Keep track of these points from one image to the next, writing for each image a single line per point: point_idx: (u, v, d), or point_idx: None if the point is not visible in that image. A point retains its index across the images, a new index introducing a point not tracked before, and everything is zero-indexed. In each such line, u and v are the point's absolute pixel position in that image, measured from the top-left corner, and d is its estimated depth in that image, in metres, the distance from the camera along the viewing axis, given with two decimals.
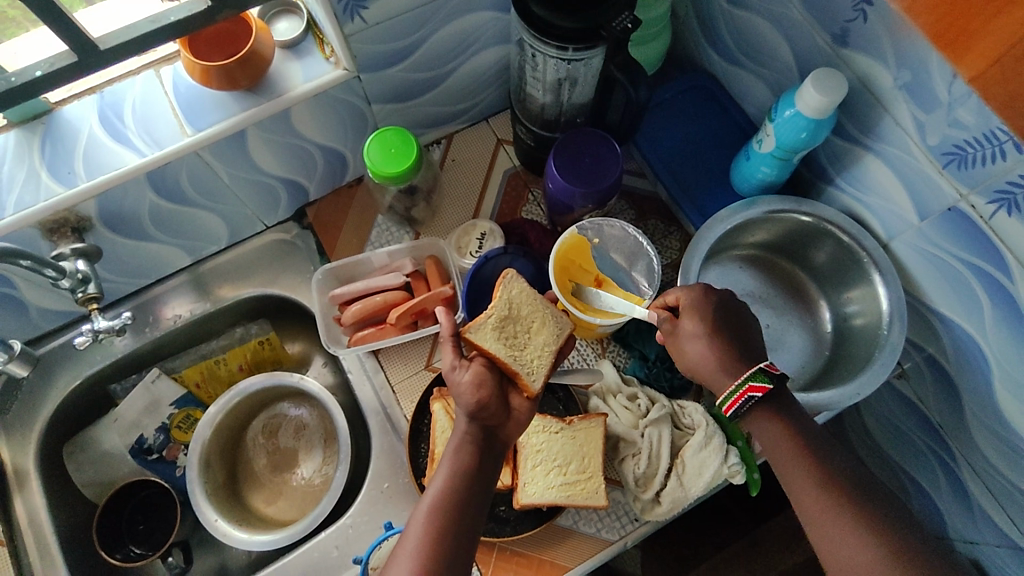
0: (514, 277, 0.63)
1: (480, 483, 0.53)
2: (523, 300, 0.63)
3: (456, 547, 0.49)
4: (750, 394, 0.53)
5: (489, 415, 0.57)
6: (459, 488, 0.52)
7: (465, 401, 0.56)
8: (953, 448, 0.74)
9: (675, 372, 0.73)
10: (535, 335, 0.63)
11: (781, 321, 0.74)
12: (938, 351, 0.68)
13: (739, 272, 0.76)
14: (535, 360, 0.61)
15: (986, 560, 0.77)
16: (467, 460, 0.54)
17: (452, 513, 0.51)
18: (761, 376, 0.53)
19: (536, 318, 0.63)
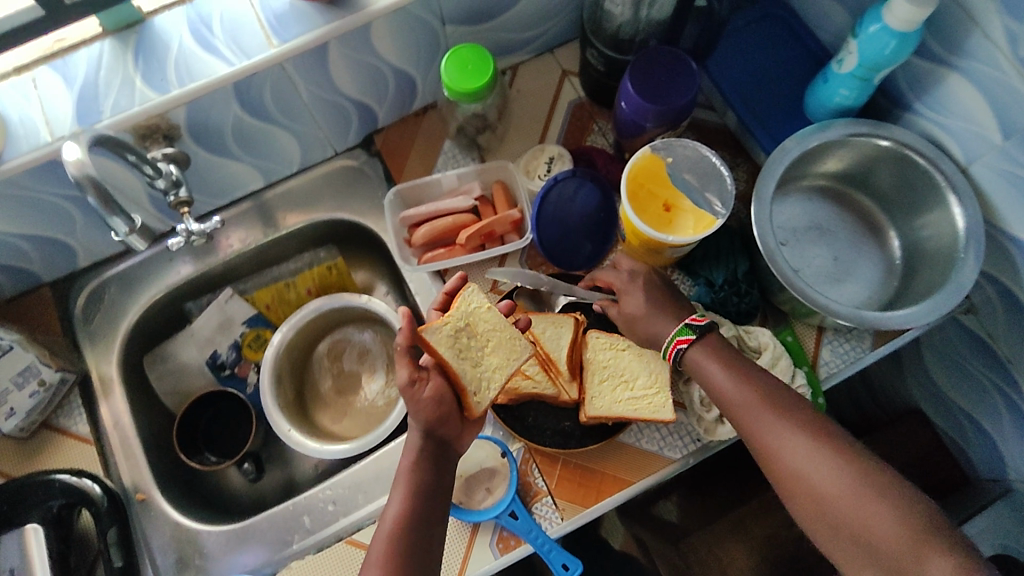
0: (474, 292, 0.62)
1: (438, 495, 0.58)
2: (483, 316, 0.62)
3: (423, 549, 0.55)
4: (678, 346, 0.62)
5: (445, 427, 0.60)
6: (416, 508, 0.56)
7: (426, 414, 0.59)
8: (1020, 381, 0.73)
9: (743, 298, 0.72)
10: (488, 354, 0.62)
11: (850, 251, 0.74)
12: (1013, 280, 0.68)
13: (808, 202, 0.76)
14: (480, 380, 0.61)
15: None
16: (427, 473, 0.58)
17: (411, 530, 0.55)
18: (682, 330, 0.62)
19: (493, 340, 0.62)
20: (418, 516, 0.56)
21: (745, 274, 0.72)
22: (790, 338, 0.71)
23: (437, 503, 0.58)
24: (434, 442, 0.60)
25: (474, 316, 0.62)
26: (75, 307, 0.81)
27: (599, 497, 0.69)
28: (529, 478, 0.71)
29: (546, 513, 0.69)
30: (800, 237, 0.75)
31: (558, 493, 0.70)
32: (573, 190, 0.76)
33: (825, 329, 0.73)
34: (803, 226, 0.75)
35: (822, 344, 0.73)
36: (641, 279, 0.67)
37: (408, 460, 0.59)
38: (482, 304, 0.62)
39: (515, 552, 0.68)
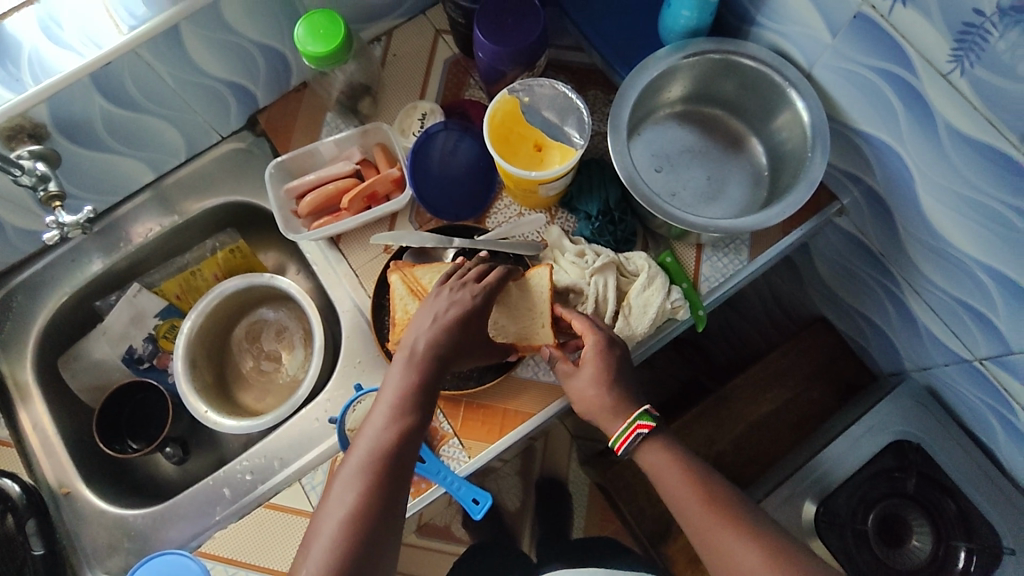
0: None
1: (428, 391, 0.61)
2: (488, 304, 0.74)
3: (407, 438, 0.58)
4: (638, 430, 0.62)
5: (451, 328, 0.63)
6: (410, 394, 0.60)
7: (438, 324, 0.63)
8: (896, 274, 0.76)
9: (618, 226, 0.75)
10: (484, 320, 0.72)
11: (721, 169, 0.77)
12: (870, 177, 0.71)
13: (676, 128, 0.78)
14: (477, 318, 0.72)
15: (939, 382, 0.81)
16: (423, 366, 0.61)
17: (402, 419, 0.59)
18: (645, 415, 0.62)
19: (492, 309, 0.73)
20: (403, 437, 0.58)
21: (617, 202, 0.75)
22: (669, 259, 0.74)
23: (427, 393, 0.61)
24: (433, 363, 0.62)
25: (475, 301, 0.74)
26: None
27: (503, 431, 0.73)
28: (434, 424, 0.73)
29: (453, 453, 0.72)
30: (673, 161, 0.77)
31: (463, 434, 0.73)
32: (454, 143, 0.79)
33: (704, 245, 0.76)
34: (675, 151, 0.77)
35: (702, 261, 0.76)
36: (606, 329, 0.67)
37: (405, 374, 0.61)
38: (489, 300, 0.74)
39: (427, 492, 0.72)
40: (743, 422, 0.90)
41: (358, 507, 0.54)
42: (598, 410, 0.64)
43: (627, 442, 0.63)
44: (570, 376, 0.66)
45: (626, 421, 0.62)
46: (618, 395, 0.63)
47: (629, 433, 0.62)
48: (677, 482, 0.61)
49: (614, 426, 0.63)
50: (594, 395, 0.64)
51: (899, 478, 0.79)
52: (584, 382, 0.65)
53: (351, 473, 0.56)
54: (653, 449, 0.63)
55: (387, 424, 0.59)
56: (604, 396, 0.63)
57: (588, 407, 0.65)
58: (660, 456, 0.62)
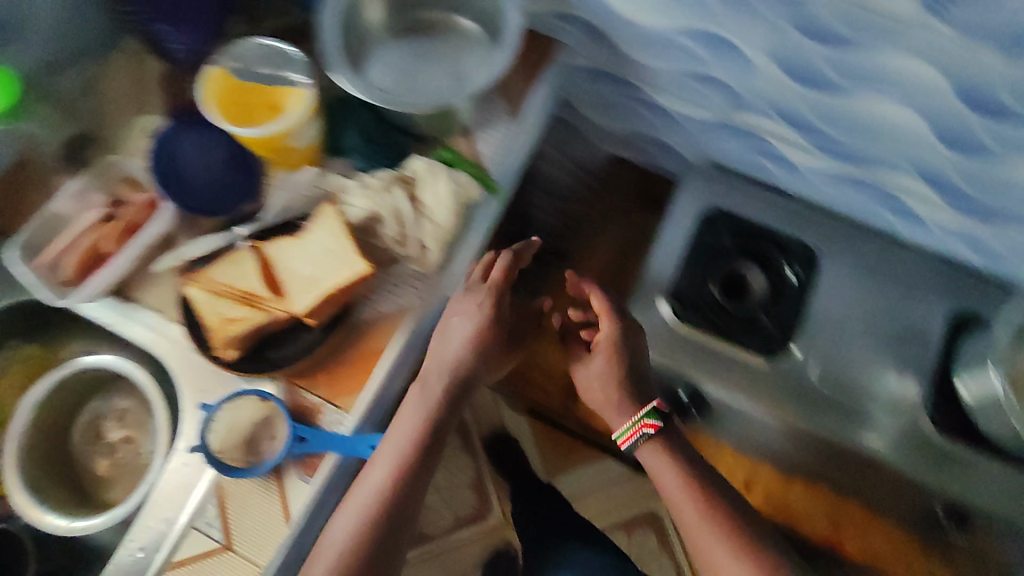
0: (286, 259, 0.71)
1: (433, 455, 0.75)
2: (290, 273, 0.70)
3: (410, 475, 0.72)
4: (643, 429, 0.76)
5: (459, 373, 0.76)
6: (411, 444, 0.73)
7: (458, 335, 0.75)
8: (636, 82, 0.85)
9: (384, 142, 0.78)
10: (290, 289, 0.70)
11: (455, 51, 0.78)
12: (568, 8, 0.77)
13: (396, 42, 0.79)
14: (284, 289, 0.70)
15: (715, 153, 0.93)
16: (433, 409, 0.75)
17: (405, 473, 0.72)
18: (653, 415, 0.76)
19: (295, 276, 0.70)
20: (403, 478, 0.72)
21: (374, 123, 0.78)
22: (446, 152, 0.77)
23: (426, 446, 0.74)
24: (450, 395, 0.76)
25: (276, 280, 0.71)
26: None
27: (369, 373, 0.72)
28: (304, 401, 0.71)
29: (333, 418, 0.71)
30: (411, 65, 0.78)
31: (335, 395, 0.72)
32: (197, 140, 0.77)
33: (472, 129, 0.80)
34: (406, 58, 0.78)
35: (476, 141, 0.80)
36: (628, 331, 0.79)
37: (425, 404, 0.76)
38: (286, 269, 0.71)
39: (325, 465, 0.69)
40: None
41: (362, 530, 0.69)
42: (600, 398, 0.79)
43: (631, 437, 0.77)
44: (586, 365, 0.80)
45: (633, 418, 0.76)
46: (634, 399, 0.77)
47: (635, 430, 0.76)
48: (676, 473, 0.75)
49: (619, 421, 0.78)
50: (607, 387, 0.78)
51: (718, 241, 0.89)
52: (595, 371, 0.79)
53: (361, 492, 0.70)
54: (654, 450, 0.76)
55: (389, 468, 0.71)
56: (608, 388, 0.78)
57: (601, 402, 0.79)
58: (657, 455, 0.76)
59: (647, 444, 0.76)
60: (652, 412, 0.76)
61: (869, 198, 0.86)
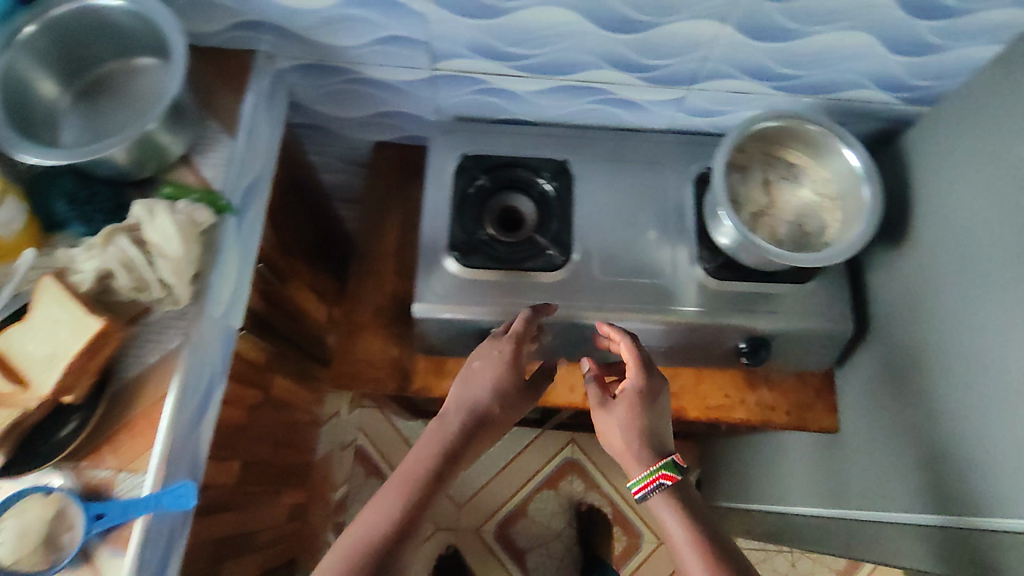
0: (18, 344, 0.67)
1: (437, 489, 0.68)
2: (29, 357, 0.66)
3: (406, 520, 0.64)
4: (661, 479, 0.68)
5: (485, 408, 0.74)
6: (418, 475, 0.68)
7: (481, 376, 0.76)
8: (344, 64, 0.88)
9: (97, 199, 0.74)
10: (32, 374, 0.66)
11: (141, 91, 0.78)
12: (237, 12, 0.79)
13: (83, 106, 0.78)
14: (27, 376, 0.66)
15: (452, 107, 0.97)
16: (450, 434, 0.72)
17: (404, 512, 0.65)
18: (670, 466, 0.68)
19: (35, 359, 0.66)
20: (391, 526, 0.63)
21: (77, 182, 0.74)
22: (167, 188, 0.76)
23: (438, 495, 0.68)
24: (470, 428, 0.73)
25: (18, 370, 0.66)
26: None
27: (154, 427, 0.71)
28: (93, 479, 0.69)
29: (130, 484, 0.69)
30: (103, 119, 0.77)
31: (125, 461, 0.70)
32: None
33: (191, 157, 0.80)
34: (97, 115, 0.78)
35: (199, 168, 0.80)
36: (649, 368, 0.76)
37: (438, 439, 0.71)
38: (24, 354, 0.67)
39: (136, 532, 0.67)
40: (387, 256, 1.03)
41: None
42: (622, 452, 0.72)
43: (646, 487, 0.68)
44: (608, 412, 0.74)
45: (651, 466, 0.69)
46: (643, 426, 0.72)
47: (651, 480, 0.68)
48: (667, 495, 0.68)
49: (637, 470, 0.70)
50: (626, 421, 0.72)
51: (478, 181, 0.91)
52: (619, 419, 0.73)
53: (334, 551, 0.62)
54: (667, 505, 0.67)
55: (388, 509, 0.65)
56: (632, 440, 0.71)
57: (623, 461, 0.72)
58: (670, 509, 0.67)
59: (660, 500, 0.68)
60: (670, 464, 0.68)
61: (590, 102, 0.92)
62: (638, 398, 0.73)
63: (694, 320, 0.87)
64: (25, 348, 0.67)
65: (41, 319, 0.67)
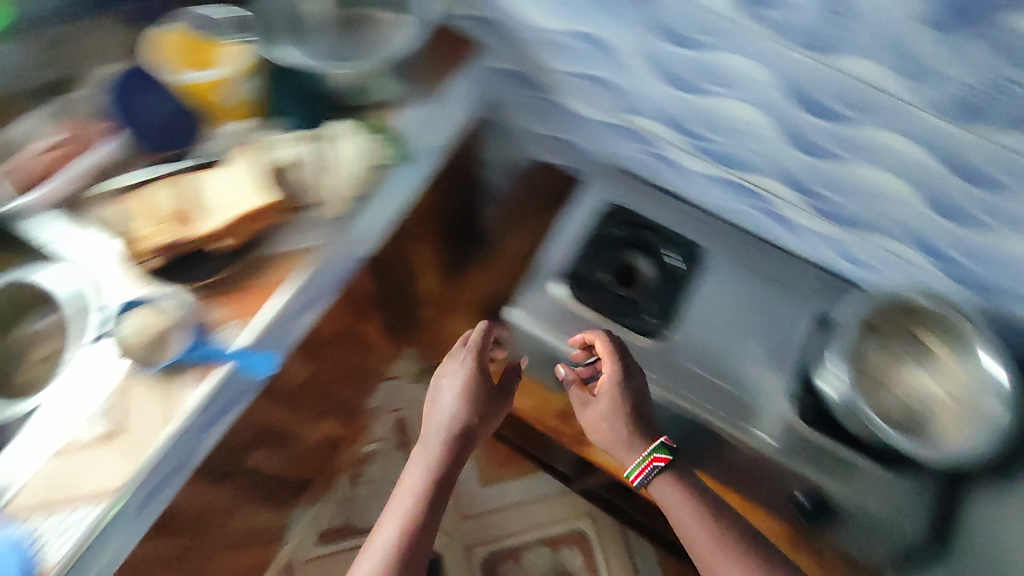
0: (213, 185, 0.81)
1: (443, 492, 0.78)
2: (216, 197, 0.81)
3: (425, 534, 0.75)
4: (656, 462, 0.77)
5: (467, 426, 0.81)
6: (421, 499, 0.77)
7: (451, 402, 0.81)
8: (550, 83, 0.97)
9: (314, 103, 0.90)
10: (212, 212, 0.80)
11: (382, 38, 0.92)
12: (485, 8, 0.91)
13: (336, 29, 0.93)
14: (207, 212, 0.80)
15: (622, 157, 1.02)
16: (439, 449, 0.79)
17: (417, 530, 0.74)
18: (662, 449, 0.78)
19: (219, 201, 0.80)
20: (413, 539, 0.74)
21: (305, 84, 0.89)
22: (368, 120, 0.90)
23: (443, 491, 0.78)
24: (455, 442, 0.80)
25: (203, 204, 0.81)
26: None
27: (268, 298, 0.81)
28: (204, 315, 0.79)
29: (230, 332, 0.79)
30: (346, 48, 0.92)
31: (235, 313, 0.80)
32: (144, 86, 0.86)
33: (394, 105, 0.92)
34: (343, 43, 0.92)
35: (397, 116, 0.92)
36: (629, 367, 0.82)
37: (430, 458, 0.79)
38: (213, 194, 0.81)
39: (219, 371, 0.76)
40: None
41: None
42: (609, 438, 0.80)
43: (643, 472, 0.77)
44: (591, 403, 0.81)
45: (644, 452, 0.77)
46: (631, 430, 0.78)
47: (649, 464, 0.77)
48: (683, 496, 0.76)
49: (633, 454, 0.78)
50: (607, 415, 0.80)
51: (615, 231, 0.97)
52: (597, 410, 0.80)
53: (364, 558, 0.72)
54: (665, 484, 0.77)
55: (394, 530, 0.74)
56: (618, 425, 0.79)
57: (597, 433, 0.81)
58: (669, 488, 0.76)
59: (657, 479, 0.77)
60: (661, 447, 0.77)
61: (749, 207, 0.95)
62: (615, 363, 0.81)
63: (766, 451, 0.84)
64: (217, 190, 0.81)
65: (239, 175, 0.82)
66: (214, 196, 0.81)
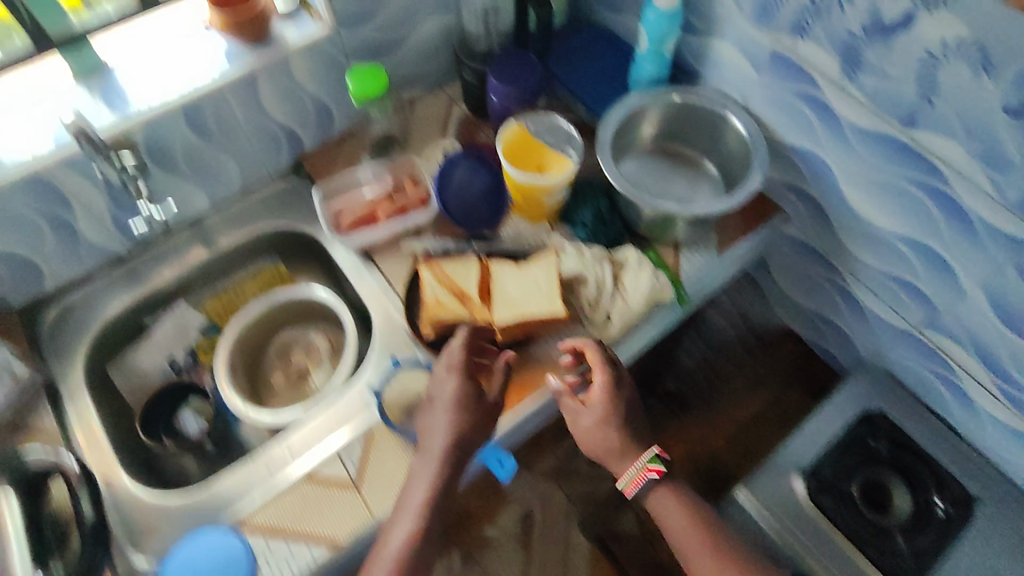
0: (505, 276, 0.84)
1: (441, 515, 0.71)
2: (505, 288, 0.83)
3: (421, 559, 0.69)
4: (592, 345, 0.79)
5: (461, 434, 0.74)
6: (419, 533, 0.70)
7: (445, 382, 0.77)
8: (841, 267, 0.92)
9: (608, 226, 0.91)
10: (499, 302, 0.82)
11: (686, 188, 0.95)
12: (802, 181, 0.89)
13: (649, 159, 0.97)
14: (495, 300, 0.82)
15: (895, 364, 0.93)
16: (429, 468, 0.73)
17: (409, 574, 0.68)
18: (655, 459, 0.78)
19: (508, 294, 0.83)
20: (417, 552, 0.69)
21: (607, 208, 0.92)
22: (654, 254, 0.89)
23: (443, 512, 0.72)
24: (450, 461, 0.73)
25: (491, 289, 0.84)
26: (41, 329, 0.89)
27: (523, 399, 0.80)
28: None
29: None
30: (648, 184, 0.95)
31: None
32: (469, 173, 0.95)
33: (681, 246, 0.91)
34: (649, 177, 0.96)
35: (681, 257, 0.91)
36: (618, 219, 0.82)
37: (424, 481, 0.72)
38: (503, 284, 0.84)
39: None
40: (730, 422, 1.09)
41: None
42: (606, 453, 0.79)
43: (635, 485, 0.78)
44: (578, 413, 0.79)
45: (636, 464, 0.77)
46: (626, 440, 0.78)
47: (641, 475, 0.77)
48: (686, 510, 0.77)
49: (624, 465, 0.78)
50: (592, 427, 0.78)
51: (874, 444, 0.89)
52: (584, 420, 0.78)
53: None
54: (660, 497, 0.78)
55: (406, 530, 0.70)
56: (610, 437, 0.78)
57: (598, 451, 0.79)
58: (666, 502, 0.78)
59: (651, 490, 0.79)
60: (655, 459, 0.78)
61: None
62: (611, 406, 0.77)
63: None
64: (508, 281, 0.84)
65: (531, 275, 0.84)
66: (503, 287, 0.83)
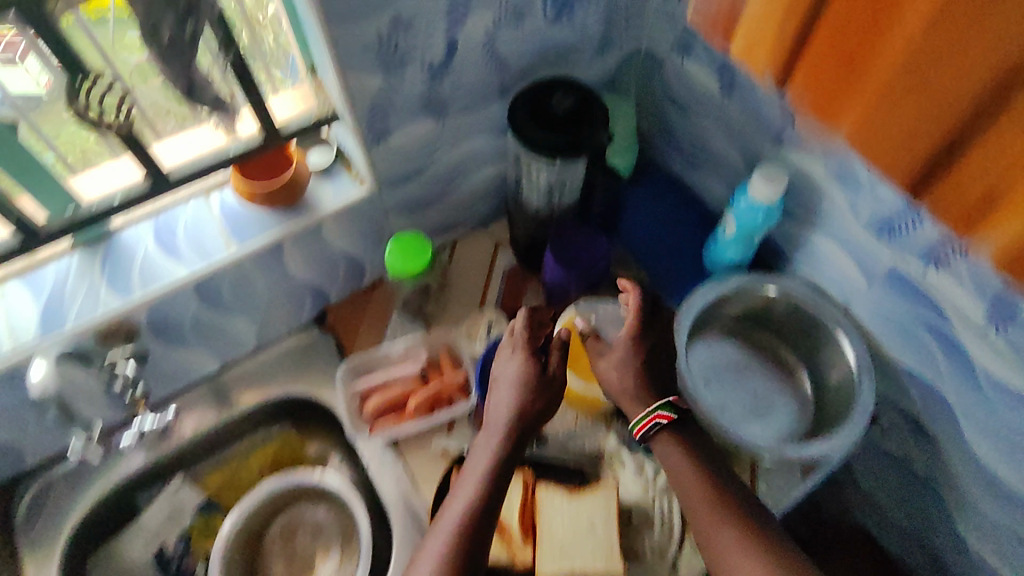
0: (553, 506, 0.73)
1: (504, 474, 0.63)
2: (554, 523, 0.72)
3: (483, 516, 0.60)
4: (659, 420, 0.66)
5: (525, 421, 0.65)
6: (487, 472, 0.62)
7: (507, 384, 0.67)
8: (946, 500, 0.78)
9: None
10: (547, 546, 0.71)
11: (766, 388, 0.81)
12: (908, 401, 0.76)
13: (724, 343, 0.83)
14: (542, 541, 0.71)
15: None
16: (496, 458, 0.63)
17: (472, 529, 0.58)
18: (667, 407, 0.67)
19: (558, 535, 0.71)
20: (480, 513, 0.60)
21: None
22: None
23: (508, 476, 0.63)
24: (515, 434, 0.65)
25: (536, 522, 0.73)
26: (17, 513, 0.78)
27: None
28: None
29: None
30: (722, 377, 0.81)
31: None
32: None
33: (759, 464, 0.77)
34: (723, 367, 0.82)
35: (758, 478, 0.77)
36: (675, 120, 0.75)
37: (488, 449, 0.64)
38: (552, 520, 0.72)
39: None
40: None
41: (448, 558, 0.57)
42: (625, 386, 0.69)
43: (646, 425, 0.67)
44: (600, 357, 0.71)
45: (646, 408, 0.68)
46: (644, 387, 0.69)
47: (648, 420, 0.67)
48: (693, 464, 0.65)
49: (635, 409, 0.69)
50: (619, 367, 0.70)
51: None
52: (613, 357, 0.70)
53: (434, 540, 0.58)
54: (666, 446, 0.66)
55: (464, 505, 0.60)
56: (629, 379, 0.69)
57: (622, 388, 0.70)
58: (671, 450, 0.66)
59: (660, 437, 0.67)
60: (668, 405, 0.67)
61: None
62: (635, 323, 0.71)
63: None
64: (557, 516, 0.72)
65: (585, 509, 0.72)
66: (551, 522, 0.72)
